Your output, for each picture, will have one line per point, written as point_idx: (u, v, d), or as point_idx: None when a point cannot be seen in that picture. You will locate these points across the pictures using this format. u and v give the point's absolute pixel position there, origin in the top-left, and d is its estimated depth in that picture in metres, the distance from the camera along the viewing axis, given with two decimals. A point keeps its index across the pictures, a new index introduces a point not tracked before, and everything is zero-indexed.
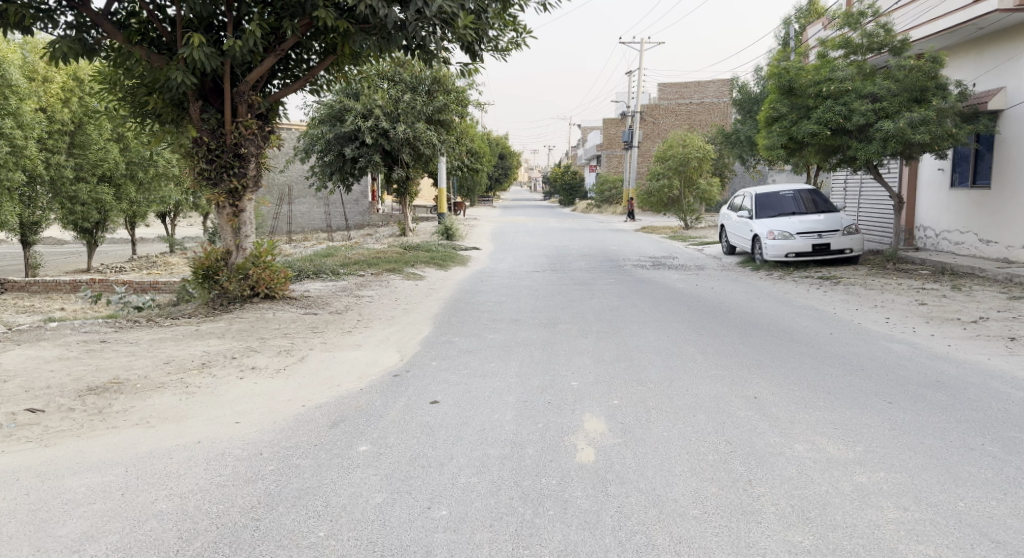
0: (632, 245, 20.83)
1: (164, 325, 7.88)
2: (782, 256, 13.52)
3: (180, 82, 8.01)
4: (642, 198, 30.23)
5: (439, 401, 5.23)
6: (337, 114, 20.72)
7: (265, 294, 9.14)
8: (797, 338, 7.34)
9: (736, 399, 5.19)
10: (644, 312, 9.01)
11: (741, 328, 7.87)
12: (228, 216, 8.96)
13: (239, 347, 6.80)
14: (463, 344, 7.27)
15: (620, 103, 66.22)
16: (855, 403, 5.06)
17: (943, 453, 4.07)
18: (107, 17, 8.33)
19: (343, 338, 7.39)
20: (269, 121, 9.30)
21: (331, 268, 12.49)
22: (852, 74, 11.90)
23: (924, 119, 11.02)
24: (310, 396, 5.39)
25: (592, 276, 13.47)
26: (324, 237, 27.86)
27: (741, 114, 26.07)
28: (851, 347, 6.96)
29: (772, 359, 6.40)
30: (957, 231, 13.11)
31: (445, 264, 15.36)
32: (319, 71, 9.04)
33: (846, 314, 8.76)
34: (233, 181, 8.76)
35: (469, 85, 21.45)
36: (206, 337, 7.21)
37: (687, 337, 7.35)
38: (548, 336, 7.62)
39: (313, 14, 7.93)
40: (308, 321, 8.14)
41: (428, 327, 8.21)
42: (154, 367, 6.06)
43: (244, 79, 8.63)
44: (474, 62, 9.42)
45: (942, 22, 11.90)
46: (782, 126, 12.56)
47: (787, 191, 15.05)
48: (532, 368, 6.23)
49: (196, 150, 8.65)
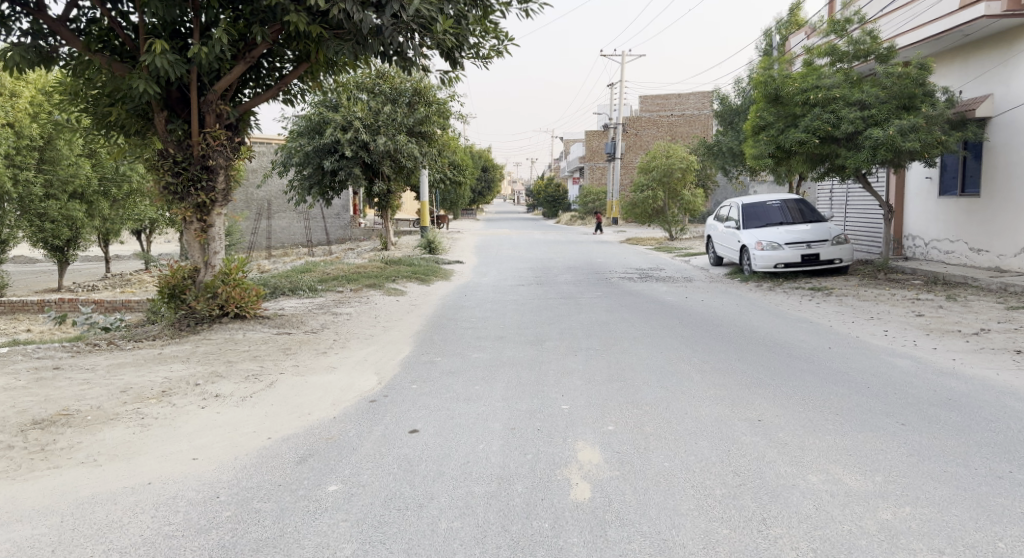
0: (618, 257, 20.54)
1: (125, 349, 7.35)
2: (771, 267, 13.26)
3: (143, 91, 7.57)
4: (626, 209, 30.03)
5: (418, 430, 4.81)
6: (315, 127, 20.32)
7: (234, 313, 8.62)
8: (796, 354, 7.02)
9: (740, 423, 4.83)
10: (635, 327, 8.65)
11: (736, 343, 7.54)
12: (196, 231, 8.46)
13: (204, 372, 6.34)
14: (445, 364, 6.85)
15: (602, 116, 66.68)
16: (865, 426, 4.74)
17: (970, 483, 3.73)
18: (66, 24, 7.92)
19: (317, 360, 6.94)
20: (239, 133, 8.88)
21: (308, 284, 12.02)
22: (839, 82, 11.70)
23: (913, 126, 10.82)
24: (278, 426, 4.95)
25: (578, 289, 13.09)
26: (304, 252, 27.40)
27: (723, 126, 26.00)
28: (853, 362, 6.65)
29: (772, 377, 6.06)
30: (947, 240, 12.94)
31: (427, 278, 14.95)
32: (292, 79, 8.64)
33: (842, 327, 8.46)
34: (201, 196, 8.27)
35: (451, 96, 21.11)
36: (169, 362, 6.74)
37: (681, 354, 6.99)
38: (535, 354, 7.23)
39: (283, 18, 7.55)
40: (280, 342, 7.67)
41: (408, 346, 7.79)
42: (108, 397, 5.56)
43: (212, 88, 8.20)
44: (454, 70, 9.08)
45: (927, 30, 11.77)
46: (769, 135, 12.32)
47: (774, 200, 14.86)
48: (519, 390, 5.83)
49: (162, 163, 8.17)
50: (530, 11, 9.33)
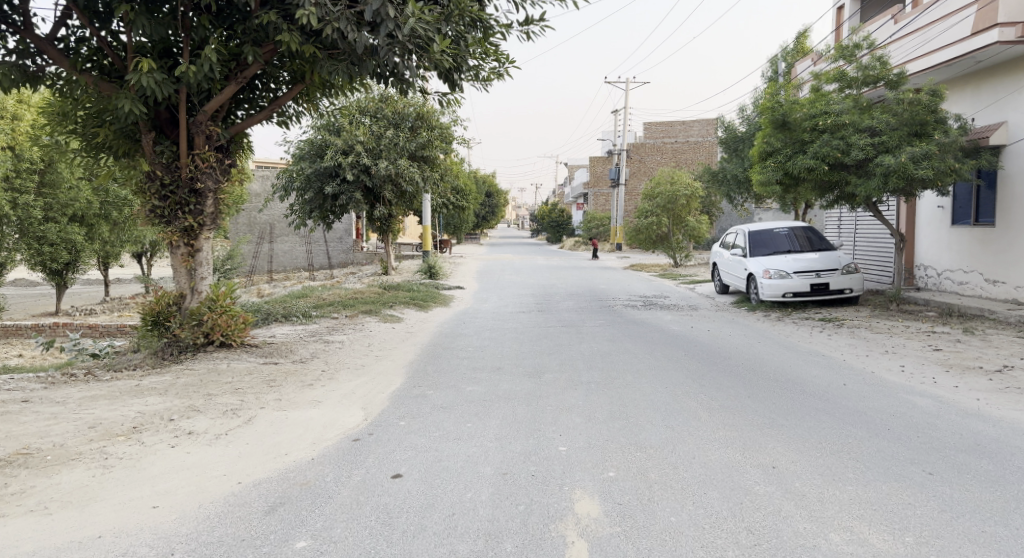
0: (622, 284, 20.17)
1: (101, 380, 6.97)
2: (779, 296, 12.87)
3: (129, 111, 7.31)
4: (630, 236, 29.72)
5: (402, 475, 4.43)
6: (317, 151, 20.17)
7: (221, 342, 8.29)
8: (809, 391, 6.63)
9: (752, 470, 4.44)
10: (638, 358, 8.27)
11: (746, 378, 7.14)
12: (183, 256, 8.15)
13: (181, 407, 5.96)
14: (437, 399, 6.46)
15: (606, 142, 66.74)
16: (889, 475, 4.36)
17: (1014, 547, 3.33)
18: (53, 43, 7.69)
19: (301, 393, 6.57)
20: (230, 155, 8.62)
21: (303, 310, 11.68)
22: (848, 108, 11.42)
23: (926, 153, 10.51)
24: (250, 469, 4.58)
25: (581, 317, 12.70)
26: (305, 277, 27.10)
27: (728, 153, 25.79)
28: (871, 401, 6.25)
29: (785, 417, 5.66)
30: (961, 270, 12.55)
31: (426, 304, 14.60)
32: (286, 101, 8.38)
33: (856, 362, 8.05)
34: (188, 219, 7.96)
35: (454, 121, 20.97)
36: (146, 395, 6.37)
37: (688, 389, 6.60)
38: (534, 388, 6.85)
39: (275, 38, 7.31)
40: (265, 373, 7.30)
41: (400, 378, 7.41)
42: (74, 433, 5.19)
43: (202, 109, 7.95)
44: (453, 92, 8.84)
45: (938, 56, 11.53)
46: (777, 161, 12.02)
47: (781, 228, 14.54)
48: (513, 429, 5.44)
49: (148, 186, 7.88)
50: (531, 33, 9.11)
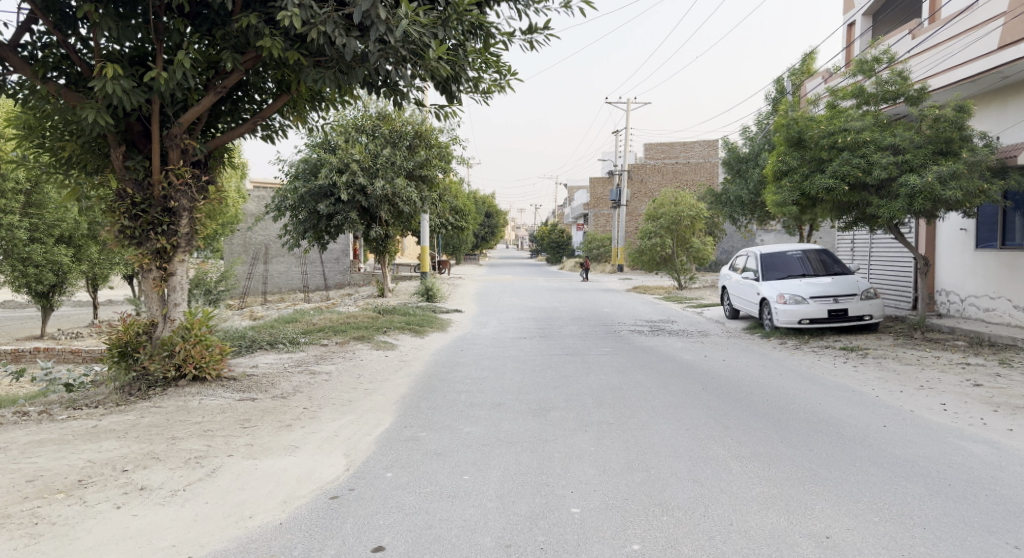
0: (626, 307, 19.46)
1: (55, 421, 6.23)
2: (795, 322, 12.16)
3: (95, 122, 6.69)
4: (633, 257, 29.00)
5: (385, 548, 3.70)
6: (312, 170, 19.55)
7: (193, 376, 7.53)
8: (845, 434, 5.93)
9: (802, 542, 3.73)
10: (653, 393, 7.54)
11: (773, 418, 6.43)
12: (154, 281, 7.43)
13: (138, 454, 5.24)
14: (431, 442, 5.73)
15: (607, 162, 66.19)
16: (965, 547, 3.67)
17: None
18: (15, 50, 7.10)
19: (278, 436, 5.84)
20: (209, 171, 7.98)
21: (290, 337, 10.98)
22: (868, 125, 10.81)
23: (954, 173, 9.89)
24: (204, 539, 3.88)
25: (586, 344, 11.98)
26: (300, 299, 26.39)
27: (731, 174, 25.20)
28: (918, 447, 5.55)
29: (827, 469, 4.96)
30: (987, 296, 11.87)
31: (422, 328, 13.89)
32: (270, 112, 7.76)
33: (890, 398, 7.34)
34: (161, 241, 7.29)
35: (452, 139, 20.40)
36: (101, 439, 5.64)
37: (711, 432, 5.89)
38: (538, 429, 6.14)
39: (256, 42, 6.71)
40: (239, 411, 6.58)
41: (389, 416, 6.69)
42: (6, 490, 4.48)
43: (177, 120, 7.33)
44: (450, 105, 8.25)
45: (962, 71, 11.00)
46: (793, 181, 11.42)
47: (793, 251, 13.93)
48: (517, 483, 4.70)
49: (118, 204, 7.23)
50: (535, 42, 8.52)
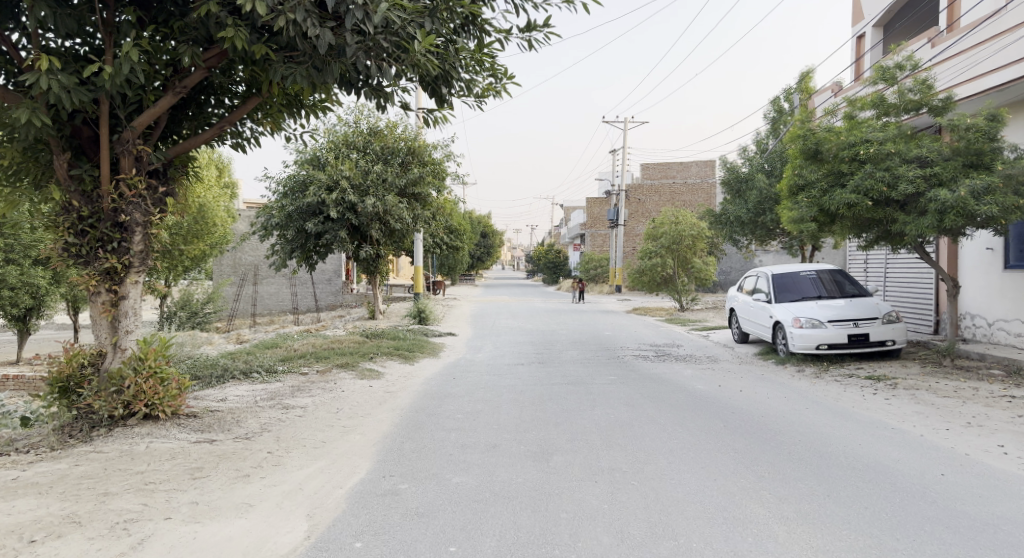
0: (627, 330, 18.58)
1: None
2: (812, 348, 11.30)
3: (31, 124, 5.82)
4: (634, 277, 28.00)
5: None
6: (300, 187, 18.67)
7: (144, 413, 6.60)
8: (900, 485, 5.05)
9: None
10: (668, 432, 6.65)
11: (810, 464, 5.55)
12: (103, 306, 6.54)
13: (55, 518, 4.30)
14: (412, 498, 4.82)
15: (604, 181, 65.60)
16: None
17: None
18: None
19: (230, 491, 4.91)
20: (169, 181, 7.11)
21: (266, 365, 10.04)
22: (891, 136, 10.05)
23: (988, 187, 9.08)
24: None
25: (589, 372, 11.08)
26: (290, 321, 25.47)
27: (728, 194, 24.26)
28: (991, 504, 4.66)
29: (894, 536, 4.07)
30: (1018, 320, 11.03)
31: (413, 354, 12.97)
32: (238, 116, 6.94)
33: (938, 437, 6.48)
34: (110, 260, 6.40)
35: (446, 156, 19.66)
36: (19, 496, 4.70)
37: (743, 483, 5.02)
38: (539, 479, 5.22)
39: (218, 33, 5.87)
40: (193, 458, 5.66)
41: (366, 462, 5.77)
42: None
43: (130, 124, 6.48)
44: (440, 109, 7.43)
45: (992, 79, 10.22)
46: (811, 196, 10.63)
47: (806, 271, 13.12)
48: None
49: (62, 218, 6.36)
50: (534, 41, 7.72)
